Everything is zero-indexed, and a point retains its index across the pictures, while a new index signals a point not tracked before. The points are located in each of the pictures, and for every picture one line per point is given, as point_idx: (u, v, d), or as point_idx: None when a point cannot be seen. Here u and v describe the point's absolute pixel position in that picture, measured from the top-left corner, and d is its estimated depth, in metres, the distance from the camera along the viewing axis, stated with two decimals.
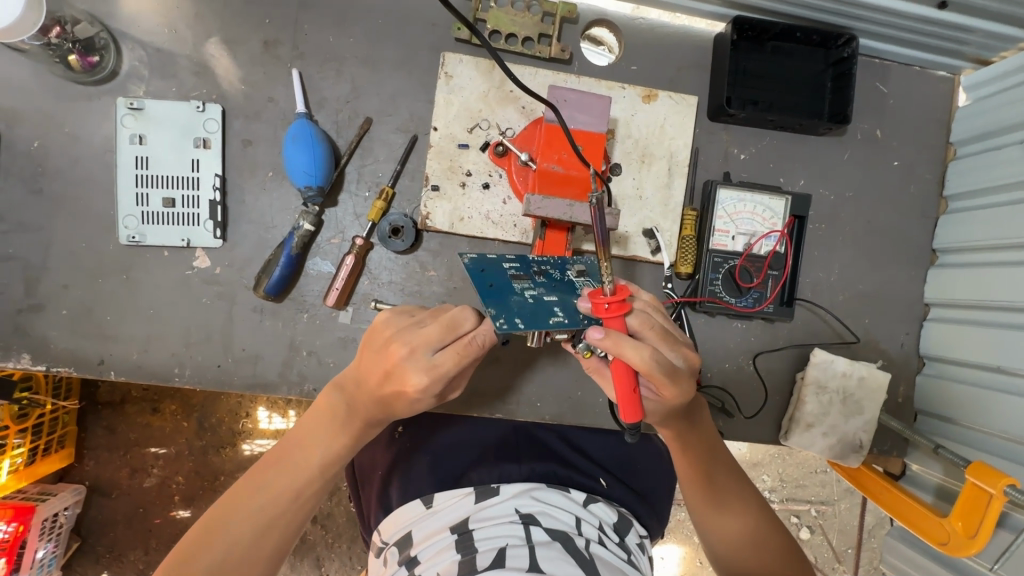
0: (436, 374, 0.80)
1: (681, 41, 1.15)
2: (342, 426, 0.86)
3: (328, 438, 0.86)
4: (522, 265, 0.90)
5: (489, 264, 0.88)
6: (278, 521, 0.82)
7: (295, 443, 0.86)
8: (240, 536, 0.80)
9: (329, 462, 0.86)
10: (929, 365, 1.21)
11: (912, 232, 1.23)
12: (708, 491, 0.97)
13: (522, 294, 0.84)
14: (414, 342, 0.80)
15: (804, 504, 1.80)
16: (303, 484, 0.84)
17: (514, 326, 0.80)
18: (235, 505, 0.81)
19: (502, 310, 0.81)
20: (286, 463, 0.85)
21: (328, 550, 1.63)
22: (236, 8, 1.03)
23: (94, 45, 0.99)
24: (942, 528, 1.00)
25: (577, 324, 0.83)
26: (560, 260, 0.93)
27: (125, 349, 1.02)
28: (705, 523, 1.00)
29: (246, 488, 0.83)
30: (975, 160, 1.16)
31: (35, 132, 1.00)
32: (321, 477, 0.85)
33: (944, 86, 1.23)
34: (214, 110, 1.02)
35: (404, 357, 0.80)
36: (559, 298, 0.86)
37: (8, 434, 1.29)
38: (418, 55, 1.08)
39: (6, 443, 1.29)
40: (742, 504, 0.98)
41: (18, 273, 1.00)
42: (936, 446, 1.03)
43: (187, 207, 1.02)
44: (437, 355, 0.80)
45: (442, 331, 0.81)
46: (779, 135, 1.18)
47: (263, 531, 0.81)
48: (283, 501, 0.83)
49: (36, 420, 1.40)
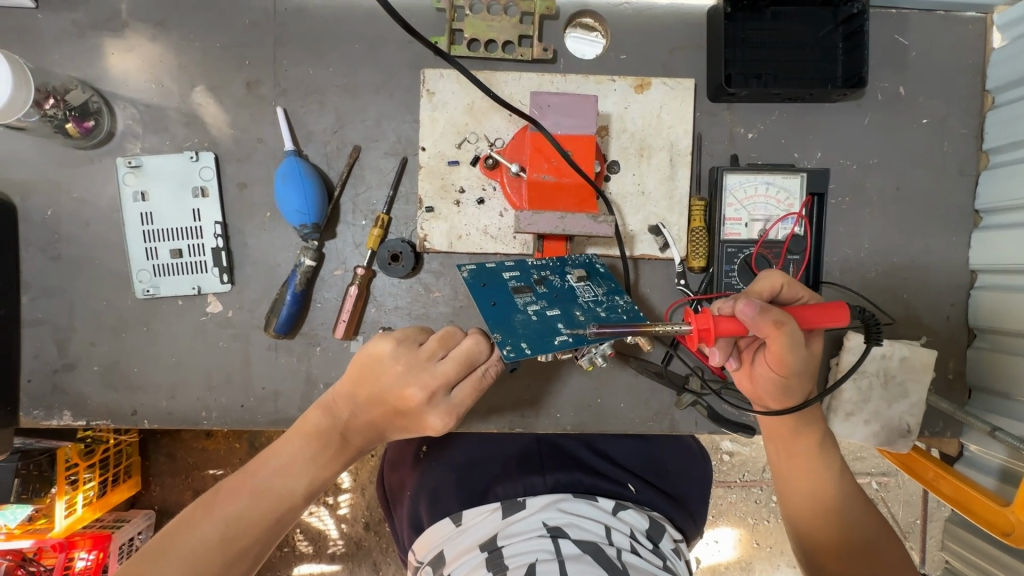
0: (454, 414, 0.84)
1: (672, 21, 1.08)
2: (332, 454, 0.88)
3: (313, 467, 0.86)
4: (522, 273, 0.90)
5: (490, 276, 0.88)
6: (247, 549, 0.81)
7: (272, 469, 0.85)
8: (207, 561, 0.78)
9: (314, 489, 0.87)
10: (981, 336, 1.11)
11: (950, 193, 1.13)
12: (810, 468, 0.93)
13: (525, 311, 0.84)
14: (433, 385, 0.82)
15: (864, 477, 1.71)
16: (280, 511, 0.84)
17: (520, 351, 0.80)
18: (194, 529, 0.79)
19: (506, 335, 0.81)
20: (259, 489, 0.84)
21: (381, 556, 1.67)
22: (216, 53, 1.04)
23: (88, 110, 1.02)
24: (1004, 516, 0.93)
25: (582, 342, 0.82)
26: (559, 262, 0.93)
27: (155, 398, 1.06)
28: (801, 500, 0.94)
29: (212, 514, 0.81)
30: (1016, 108, 1.05)
31: (48, 200, 1.04)
32: (300, 504, 0.87)
33: (974, 28, 1.11)
34: (207, 158, 1.04)
35: (424, 402, 0.83)
36: (561, 311, 0.86)
37: (79, 470, 1.38)
38: (399, 75, 1.06)
39: (77, 479, 1.38)
40: (840, 487, 0.93)
41: (51, 335, 1.06)
42: (992, 429, 0.95)
43: (193, 256, 1.05)
44: (454, 394, 0.84)
45: (458, 370, 0.83)
46: (789, 107, 1.10)
47: (236, 555, 0.80)
48: (260, 526, 0.82)
49: (103, 454, 1.47)
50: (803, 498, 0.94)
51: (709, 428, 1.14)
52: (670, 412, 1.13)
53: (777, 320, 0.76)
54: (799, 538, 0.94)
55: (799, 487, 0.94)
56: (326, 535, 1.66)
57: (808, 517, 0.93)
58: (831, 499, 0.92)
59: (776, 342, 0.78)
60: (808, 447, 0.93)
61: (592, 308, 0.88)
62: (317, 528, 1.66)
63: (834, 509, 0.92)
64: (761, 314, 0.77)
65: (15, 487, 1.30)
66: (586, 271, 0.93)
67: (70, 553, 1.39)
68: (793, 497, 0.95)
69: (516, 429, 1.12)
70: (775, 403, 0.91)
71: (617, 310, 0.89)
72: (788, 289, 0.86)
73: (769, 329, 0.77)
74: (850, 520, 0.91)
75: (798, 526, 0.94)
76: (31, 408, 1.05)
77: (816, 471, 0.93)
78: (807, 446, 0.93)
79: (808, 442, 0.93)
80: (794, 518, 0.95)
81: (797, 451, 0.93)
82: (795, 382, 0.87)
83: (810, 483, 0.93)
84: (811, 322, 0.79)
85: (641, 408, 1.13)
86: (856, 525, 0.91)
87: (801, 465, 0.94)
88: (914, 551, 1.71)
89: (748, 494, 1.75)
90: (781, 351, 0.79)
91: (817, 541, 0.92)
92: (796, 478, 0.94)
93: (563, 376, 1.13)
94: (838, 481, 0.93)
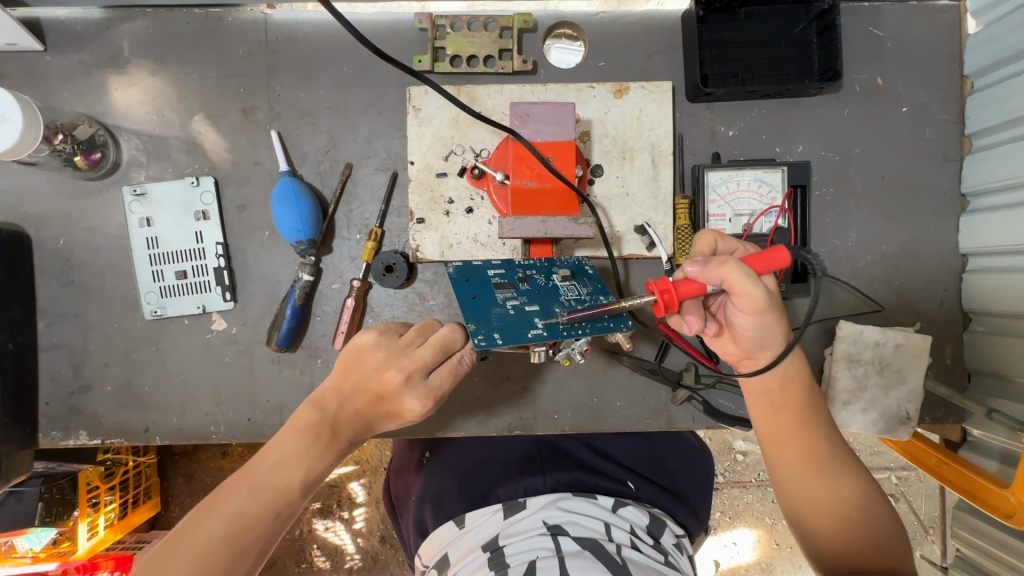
0: (432, 398, 0.87)
1: (647, 27, 1.12)
2: (324, 445, 0.90)
3: (306, 463, 0.89)
4: (507, 272, 0.93)
5: (473, 272, 0.91)
6: (251, 545, 0.83)
7: (269, 465, 0.87)
8: (210, 562, 0.79)
9: (307, 484, 0.89)
10: (976, 320, 1.11)
11: (936, 179, 1.13)
12: (802, 429, 0.90)
13: (503, 306, 0.87)
14: (410, 368, 0.85)
15: (882, 472, 1.68)
16: (281, 505, 0.86)
17: (492, 342, 0.83)
18: (193, 532, 0.80)
19: (481, 325, 0.84)
20: (257, 485, 0.86)
21: (399, 568, 1.69)
22: (212, 84, 1.10)
23: (95, 143, 1.08)
24: (1005, 500, 0.92)
25: (557, 336, 0.85)
26: (546, 263, 0.96)
27: (166, 415, 1.10)
28: (791, 460, 0.90)
29: (215, 512, 0.83)
30: (995, 92, 1.06)
31: (60, 231, 1.10)
32: (297, 499, 0.89)
33: (948, 15, 1.13)
34: (208, 182, 1.09)
35: (401, 384, 0.85)
36: (540, 307, 0.89)
37: (100, 493, 1.41)
38: (386, 94, 1.10)
39: (99, 501, 1.41)
40: (835, 455, 0.89)
41: (66, 359, 1.10)
42: (988, 411, 0.94)
43: (198, 276, 1.09)
44: (432, 378, 0.87)
45: (434, 355, 0.86)
46: (767, 104, 1.12)
47: (237, 556, 0.81)
48: (258, 525, 0.84)
49: (122, 476, 1.51)
50: (792, 458, 0.90)
51: (706, 423, 1.16)
52: (667, 408, 1.15)
53: (724, 262, 0.78)
54: (789, 496, 0.90)
55: (789, 440, 0.90)
56: (343, 550, 1.68)
57: (799, 478, 0.89)
58: (820, 450, 0.89)
59: (739, 286, 0.78)
60: (798, 403, 0.91)
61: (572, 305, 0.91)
62: (333, 544, 1.68)
63: (824, 461, 0.88)
64: (708, 264, 0.79)
65: (37, 512, 1.32)
66: (573, 272, 0.96)
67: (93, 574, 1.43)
68: (779, 458, 0.91)
69: (514, 431, 1.15)
70: (767, 350, 0.88)
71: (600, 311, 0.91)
72: (723, 241, 0.89)
73: (723, 273, 0.78)
74: (840, 480, 0.87)
75: (787, 488, 0.90)
76: (50, 430, 1.10)
77: (799, 424, 0.91)
78: (796, 401, 0.91)
79: (800, 400, 0.91)
80: (784, 481, 0.91)
81: (787, 406, 0.91)
82: (773, 321, 0.85)
83: (801, 443, 0.90)
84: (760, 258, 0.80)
85: (637, 406, 1.15)
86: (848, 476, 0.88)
87: (785, 424, 0.91)
88: (937, 545, 1.68)
89: (765, 494, 1.73)
90: (748, 292, 0.79)
91: (806, 501, 0.88)
92: (785, 433, 0.91)
93: (560, 377, 1.16)
94: (826, 436, 0.90)
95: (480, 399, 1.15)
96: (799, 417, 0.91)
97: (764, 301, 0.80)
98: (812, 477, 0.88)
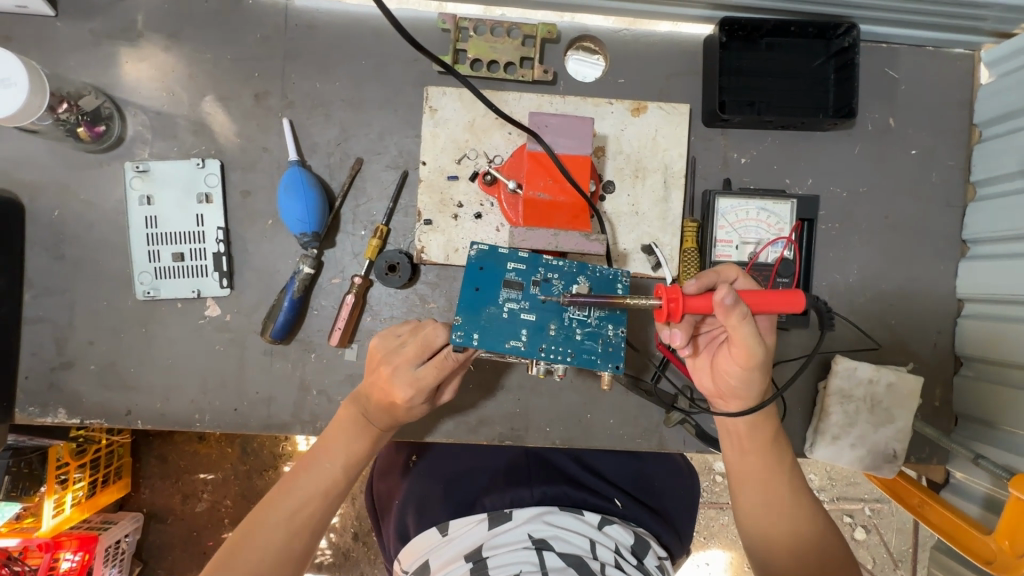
0: (417, 387, 0.88)
1: (669, 48, 1.12)
2: (366, 432, 0.93)
3: (351, 448, 0.93)
4: (528, 266, 0.88)
5: (490, 260, 0.88)
6: (307, 524, 0.88)
7: (319, 450, 0.92)
8: (270, 541, 0.85)
9: (351, 465, 0.92)
10: (967, 365, 1.13)
11: (938, 222, 1.15)
12: (767, 460, 0.92)
13: (498, 308, 0.86)
14: (397, 359, 0.88)
15: (858, 503, 1.70)
16: (329, 486, 0.90)
17: (468, 341, 0.85)
18: (261, 513, 0.87)
19: (465, 322, 0.86)
20: (309, 468, 0.91)
21: (370, 566, 1.67)
22: (226, 65, 1.08)
23: (100, 115, 1.05)
24: (985, 546, 0.93)
25: (533, 354, 0.86)
26: (574, 269, 0.89)
27: (149, 399, 1.08)
28: (752, 489, 0.92)
29: (281, 492, 0.89)
30: (1003, 143, 1.08)
31: (55, 202, 1.07)
32: (345, 481, 0.92)
33: (962, 64, 1.15)
34: (213, 165, 1.06)
35: (390, 372, 0.88)
36: (534, 320, 0.87)
37: (70, 469, 1.37)
38: (403, 92, 1.09)
39: (67, 479, 1.37)
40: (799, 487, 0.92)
41: (50, 333, 1.07)
42: (975, 457, 0.95)
43: (195, 259, 1.07)
44: (419, 370, 0.88)
45: (419, 351, 0.88)
46: (781, 135, 1.13)
47: (294, 534, 0.86)
48: (310, 505, 0.89)
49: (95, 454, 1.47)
50: (756, 492, 0.92)
51: (696, 447, 1.16)
52: (658, 429, 1.15)
53: (742, 313, 0.76)
54: (754, 527, 0.92)
55: (752, 471, 0.93)
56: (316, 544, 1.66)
57: (758, 509, 0.91)
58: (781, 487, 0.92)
59: (738, 334, 0.79)
60: (761, 440, 0.93)
61: (569, 326, 0.88)
62: None
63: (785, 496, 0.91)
64: (730, 306, 0.75)
65: (4, 483, 1.30)
66: (597, 288, 0.89)
67: (56, 553, 1.38)
68: (741, 491, 0.93)
69: (505, 441, 1.14)
70: (737, 399, 0.92)
71: (598, 337, 0.88)
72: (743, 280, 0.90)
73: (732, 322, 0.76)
74: (802, 515, 0.90)
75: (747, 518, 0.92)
76: (27, 405, 1.06)
77: (767, 463, 0.92)
78: (762, 437, 0.93)
79: (763, 438, 0.93)
80: (745, 511, 0.93)
81: (750, 447, 0.93)
82: (756, 375, 0.88)
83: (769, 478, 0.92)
84: (769, 305, 0.78)
85: (630, 424, 1.14)
86: (810, 538, 0.89)
87: (753, 461, 0.93)
88: None
89: None
90: (742, 340, 0.80)
91: (766, 532, 0.90)
92: (748, 467, 0.93)
93: (554, 390, 1.15)
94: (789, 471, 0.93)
95: (471, 407, 1.14)
96: (765, 448, 0.93)
97: (754, 354, 0.82)
98: (770, 509, 0.91)
